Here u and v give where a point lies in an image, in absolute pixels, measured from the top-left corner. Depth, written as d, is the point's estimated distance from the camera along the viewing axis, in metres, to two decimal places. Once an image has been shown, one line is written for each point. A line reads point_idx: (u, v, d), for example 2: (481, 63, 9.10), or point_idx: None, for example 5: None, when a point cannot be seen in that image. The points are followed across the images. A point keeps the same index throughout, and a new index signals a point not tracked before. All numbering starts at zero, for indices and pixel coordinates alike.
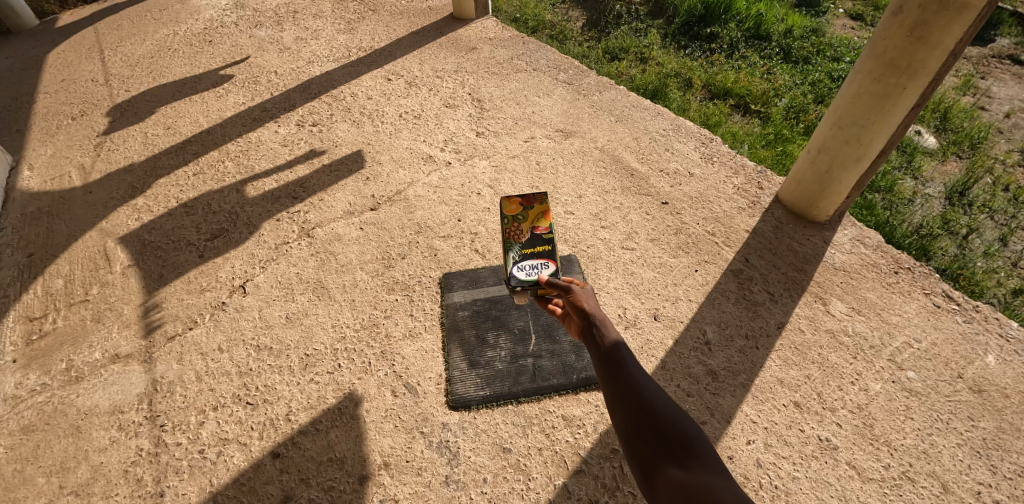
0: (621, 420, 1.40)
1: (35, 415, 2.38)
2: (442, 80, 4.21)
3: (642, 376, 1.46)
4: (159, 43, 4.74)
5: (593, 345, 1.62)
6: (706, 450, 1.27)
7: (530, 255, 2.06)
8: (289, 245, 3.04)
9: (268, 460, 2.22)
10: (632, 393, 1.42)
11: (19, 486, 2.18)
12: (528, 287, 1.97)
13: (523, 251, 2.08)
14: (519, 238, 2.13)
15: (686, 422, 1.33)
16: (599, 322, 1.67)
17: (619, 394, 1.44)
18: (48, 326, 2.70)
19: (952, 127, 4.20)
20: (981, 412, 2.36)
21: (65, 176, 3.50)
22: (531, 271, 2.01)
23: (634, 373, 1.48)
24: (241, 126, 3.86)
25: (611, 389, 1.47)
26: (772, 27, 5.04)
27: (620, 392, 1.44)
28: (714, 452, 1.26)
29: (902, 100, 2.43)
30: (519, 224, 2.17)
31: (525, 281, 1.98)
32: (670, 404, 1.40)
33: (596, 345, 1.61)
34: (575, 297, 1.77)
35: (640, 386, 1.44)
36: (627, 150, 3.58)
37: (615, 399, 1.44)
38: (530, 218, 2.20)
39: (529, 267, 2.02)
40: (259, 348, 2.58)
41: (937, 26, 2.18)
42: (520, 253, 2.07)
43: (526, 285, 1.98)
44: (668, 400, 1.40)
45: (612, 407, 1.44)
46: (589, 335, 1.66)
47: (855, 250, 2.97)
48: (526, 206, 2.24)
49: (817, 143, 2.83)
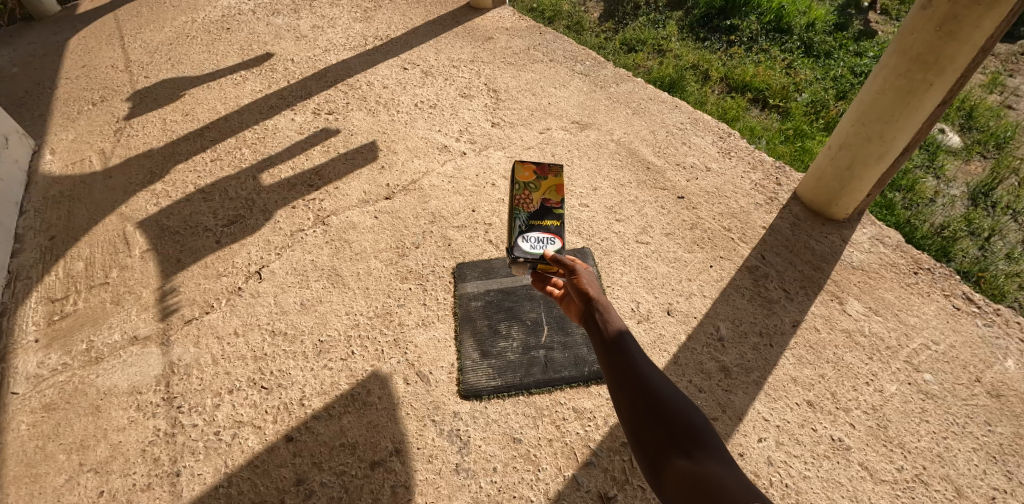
0: (624, 410, 1.39)
1: (56, 394, 2.43)
2: (458, 70, 4.20)
3: (647, 364, 1.45)
4: (178, 30, 4.77)
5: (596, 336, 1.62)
6: (711, 437, 1.27)
7: (537, 228, 2.02)
8: (304, 233, 3.06)
9: (283, 443, 2.25)
10: (634, 381, 1.41)
11: (40, 462, 2.23)
12: (531, 260, 1.95)
13: (531, 221, 2.05)
14: (527, 208, 2.09)
15: (689, 410, 1.32)
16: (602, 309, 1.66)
17: (622, 384, 1.42)
18: (69, 307, 2.75)
19: (977, 127, 4.10)
20: (999, 417, 2.33)
21: (86, 161, 3.55)
22: (536, 244, 1.98)
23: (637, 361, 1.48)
24: (258, 114, 3.88)
25: (612, 379, 1.45)
26: (795, 20, 4.93)
27: (622, 383, 1.42)
28: (719, 439, 1.26)
29: (928, 96, 2.38)
30: (530, 194, 2.14)
31: (529, 254, 1.96)
32: (673, 392, 1.38)
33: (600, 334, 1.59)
34: (578, 286, 1.75)
35: (642, 373, 1.42)
36: (643, 143, 3.54)
37: (619, 389, 1.43)
38: (542, 188, 2.16)
39: (536, 238, 1.99)
40: (274, 333, 2.62)
41: (967, 20, 2.13)
42: (529, 223, 2.04)
43: (529, 258, 1.95)
44: (672, 387, 1.39)
45: (617, 396, 1.43)
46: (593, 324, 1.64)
47: (874, 249, 2.92)
48: (542, 178, 2.20)
49: (838, 139, 2.78)
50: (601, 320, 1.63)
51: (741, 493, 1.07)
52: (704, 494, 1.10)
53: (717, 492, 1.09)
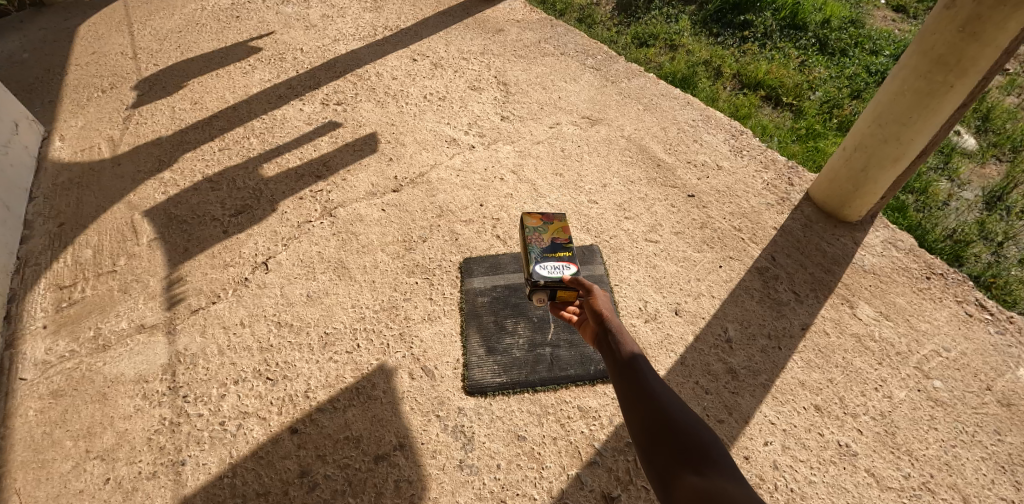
0: (634, 427, 1.38)
1: (64, 381, 2.45)
2: (468, 62, 4.16)
3: (661, 385, 1.45)
4: (188, 18, 4.75)
5: (613, 357, 1.59)
6: (721, 454, 1.24)
7: (551, 258, 2.03)
8: (311, 224, 3.05)
9: (287, 435, 2.26)
10: (647, 401, 1.40)
11: (47, 448, 2.25)
12: (551, 283, 1.94)
13: (544, 254, 2.05)
14: (540, 244, 2.10)
15: (701, 428, 1.30)
16: (617, 333, 1.66)
17: (635, 401, 1.42)
18: (77, 295, 2.76)
19: (993, 128, 4.01)
20: (1009, 426, 2.30)
21: (95, 148, 3.55)
22: (554, 270, 1.98)
23: (650, 382, 1.46)
24: (266, 103, 3.86)
25: (625, 396, 1.46)
26: (810, 17, 4.82)
27: (635, 400, 1.42)
28: (729, 457, 1.24)
29: (948, 98, 2.33)
30: (541, 234, 2.16)
31: (548, 277, 1.95)
32: (685, 412, 1.37)
33: (615, 355, 1.59)
34: (594, 309, 1.76)
35: (654, 393, 1.42)
36: (654, 140, 3.50)
37: (632, 407, 1.42)
38: (550, 229, 2.18)
39: (552, 266, 2.00)
40: (280, 324, 2.62)
41: (992, 21, 2.08)
42: (542, 255, 2.04)
43: (548, 281, 1.95)
44: (684, 407, 1.38)
45: (630, 414, 1.42)
46: (608, 349, 1.63)
47: (886, 252, 2.89)
48: (547, 221, 2.22)
49: (853, 140, 2.74)
50: (622, 348, 1.60)
51: None
52: None
53: None
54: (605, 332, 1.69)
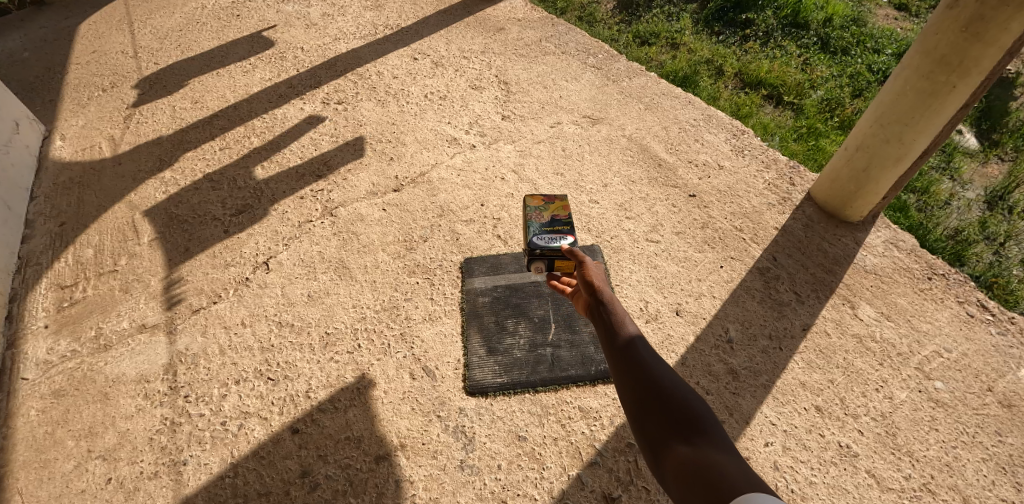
0: (625, 394, 1.37)
1: (65, 380, 2.45)
2: (469, 61, 4.15)
3: (651, 352, 1.42)
4: (188, 16, 4.75)
5: (604, 327, 1.55)
6: (711, 423, 1.24)
7: (549, 231, 2.09)
8: (312, 224, 3.05)
9: (288, 435, 2.26)
10: (638, 368, 1.38)
11: (49, 448, 2.25)
12: (548, 252, 2.02)
13: (542, 227, 2.12)
14: (539, 219, 2.16)
15: (691, 394, 1.29)
16: (608, 302, 1.63)
17: (626, 368, 1.39)
18: (78, 294, 2.76)
19: (995, 128, 4.00)
20: (1010, 428, 2.29)
21: (96, 147, 3.55)
22: (551, 240, 2.05)
23: (640, 349, 1.43)
24: (267, 102, 3.86)
25: (616, 364, 1.43)
26: (812, 15, 4.79)
27: (626, 368, 1.40)
28: (720, 426, 1.23)
29: (951, 98, 2.32)
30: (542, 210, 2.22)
31: (545, 247, 2.03)
32: (676, 379, 1.36)
33: (606, 324, 1.56)
34: (587, 281, 1.74)
35: (645, 360, 1.40)
36: (655, 139, 3.50)
37: (622, 374, 1.39)
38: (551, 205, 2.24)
39: (549, 237, 2.07)
40: (281, 324, 2.62)
41: (995, 21, 2.07)
42: (540, 228, 2.11)
43: (545, 250, 2.03)
44: (675, 375, 1.36)
45: (620, 380, 1.40)
46: (599, 317, 1.59)
47: (888, 252, 2.88)
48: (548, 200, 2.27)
49: (855, 141, 2.73)
50: (612, 315, 1.57)
51: (744, 485, 1.05)
52: (708, 484, 1.07)
53: (720, 483, 1.06)
54: (596, 301, 1.66)
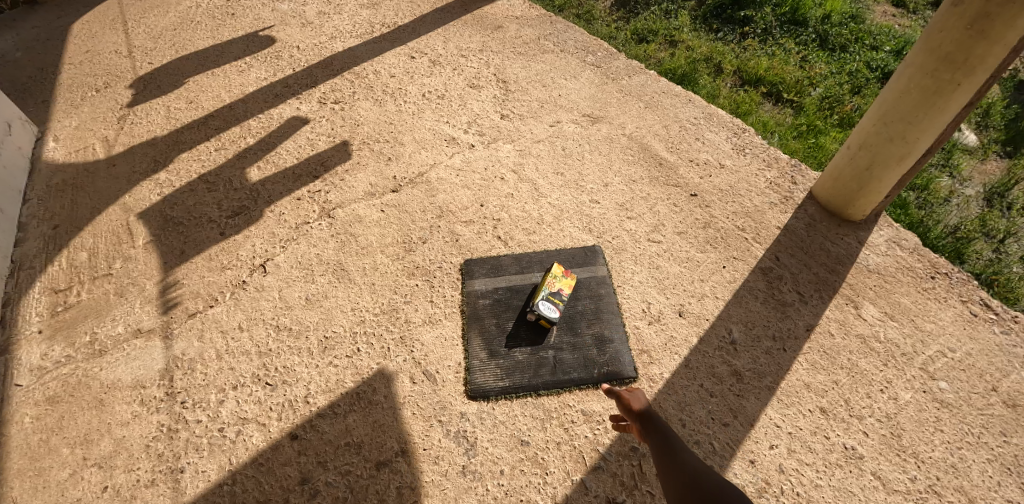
0: (671, 494, 1.59)
1: (60, 387, 2.41)
2: (467, 60, 4.11)
3: (693, 460, 1.65)
4: (183, 15, 4.69)
5: (656, 443, 1.81)
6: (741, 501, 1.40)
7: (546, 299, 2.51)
8: (310, 225, 3.01)
9: (287, 441, 2.23)
10: (681, 471, 1.62)
11: (43, 456, 2.22)
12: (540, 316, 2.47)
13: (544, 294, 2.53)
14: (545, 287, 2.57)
15: (724, 485, 1.49)
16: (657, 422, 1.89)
17: (671, 473, 1.64)
18: (72, 298, 2.72)
19: (994, 125, 3.98)
20: (1015, 428, 2.28)
21: (89, 148, 3.50)
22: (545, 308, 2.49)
23: (684, 460, 1.67)
24: (263, 102, 3.81)
25: (664, 471, 1.67)
26: (811, 12, 4.76)
27: (670, 473, 1.64)
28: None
29: (955, 96, 2.30)
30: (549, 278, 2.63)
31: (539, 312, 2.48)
32: (714, 476, 1.55)
33: (658, 440, 1.82)
34: (629, 409, 2.00)
35: (686, 465, 1.63)
36: (655, 138, 3.47)
37: (668, 478, 1.63)
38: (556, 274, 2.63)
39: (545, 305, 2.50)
40: (278, 328, 2.58)
41: (1000, 19, 2.05)
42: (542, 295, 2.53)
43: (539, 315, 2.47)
44: (714, 474, 1.56)
45: (668, 482, 1.62)
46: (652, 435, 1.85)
47: (891, 252, 2.86)
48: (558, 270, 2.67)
49: (858, 139, 2.71)
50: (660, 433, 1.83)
51: None
52: None
53: None
54: (645, 426, 1.92)
